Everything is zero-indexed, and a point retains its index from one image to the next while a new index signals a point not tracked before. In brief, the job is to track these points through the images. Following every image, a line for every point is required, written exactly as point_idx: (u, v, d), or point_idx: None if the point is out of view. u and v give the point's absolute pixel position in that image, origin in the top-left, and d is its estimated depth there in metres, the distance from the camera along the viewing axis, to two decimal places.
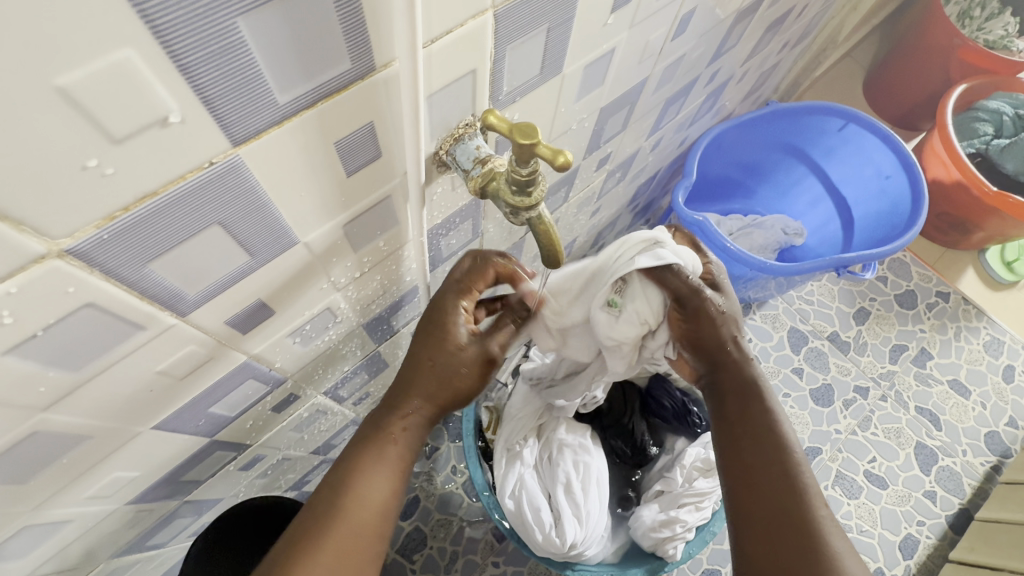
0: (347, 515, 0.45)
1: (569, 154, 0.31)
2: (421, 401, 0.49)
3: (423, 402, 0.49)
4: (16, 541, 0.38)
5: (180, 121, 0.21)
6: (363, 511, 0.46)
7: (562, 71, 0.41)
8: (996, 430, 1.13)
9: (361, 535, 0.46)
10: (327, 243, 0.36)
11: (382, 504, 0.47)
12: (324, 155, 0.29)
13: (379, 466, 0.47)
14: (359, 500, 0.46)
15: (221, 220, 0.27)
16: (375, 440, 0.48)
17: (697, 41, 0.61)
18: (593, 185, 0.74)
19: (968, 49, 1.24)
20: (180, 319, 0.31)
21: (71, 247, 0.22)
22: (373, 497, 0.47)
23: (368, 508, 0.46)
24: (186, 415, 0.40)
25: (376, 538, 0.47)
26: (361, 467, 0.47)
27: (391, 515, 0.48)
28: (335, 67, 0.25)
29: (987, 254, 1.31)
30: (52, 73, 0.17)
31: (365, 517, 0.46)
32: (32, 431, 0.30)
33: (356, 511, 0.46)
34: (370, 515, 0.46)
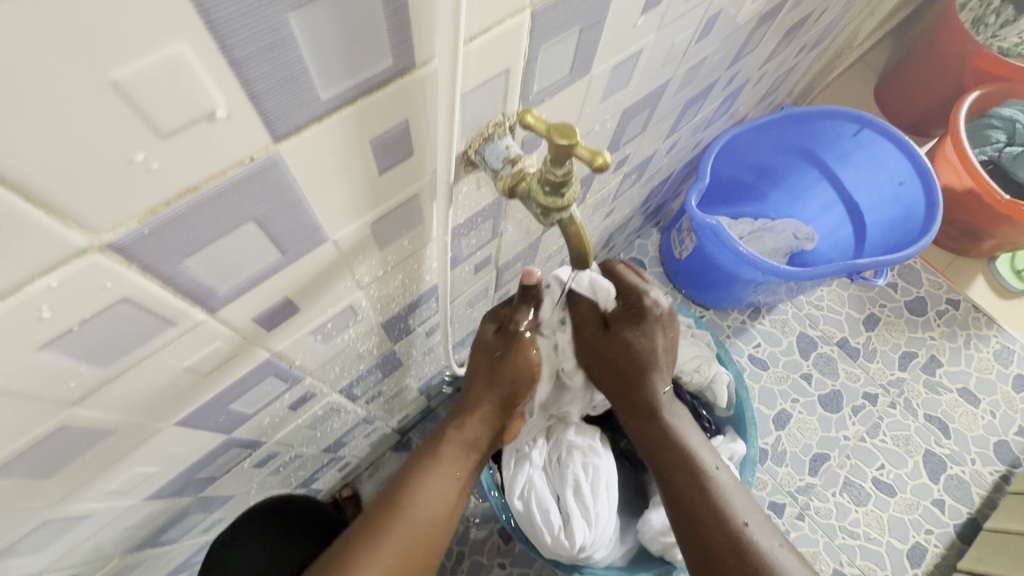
0: (410, 512, 0.51)
1: (607, 155, 0.31)
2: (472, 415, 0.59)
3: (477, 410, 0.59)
4: (37, 535, 0.38)
5: (226, 116, 0.21)
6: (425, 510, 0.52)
7: (590, 72, 0.41)
8: (1005, 440, 1.12)
9: (422, 532, 0.50)
10: (355, 241, 0.36)
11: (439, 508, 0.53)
12: (359, 153, 0.29)
13: (440, 470, 0.55)
14: (422, 496, 0.52)
15: (256, 217, 0.27)
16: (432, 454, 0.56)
17: (718, 45, 0.61)
18: (609, 187, 0.74)
19: (982, 56, 1.23)
20: (209, 315, 0.31)
21: (112, 241, 0.22)
22: (431, 502, 0.53)
23: (427, 511, 0.52)
24: (207, 411, 0.40)
25: (433, 537, 0.52)
26: (422, 470, 0.54)
27: (447, 520, 0.54)
28: (378, 63, 0.25)
29: (998, 262, 1.30)
30: (108, 66, 0.17)
31: (426, 513, 0.52)
32: (59, 426, 0.30)
33: (418, 504, 0.52)
34: (429, 513, 0.52)
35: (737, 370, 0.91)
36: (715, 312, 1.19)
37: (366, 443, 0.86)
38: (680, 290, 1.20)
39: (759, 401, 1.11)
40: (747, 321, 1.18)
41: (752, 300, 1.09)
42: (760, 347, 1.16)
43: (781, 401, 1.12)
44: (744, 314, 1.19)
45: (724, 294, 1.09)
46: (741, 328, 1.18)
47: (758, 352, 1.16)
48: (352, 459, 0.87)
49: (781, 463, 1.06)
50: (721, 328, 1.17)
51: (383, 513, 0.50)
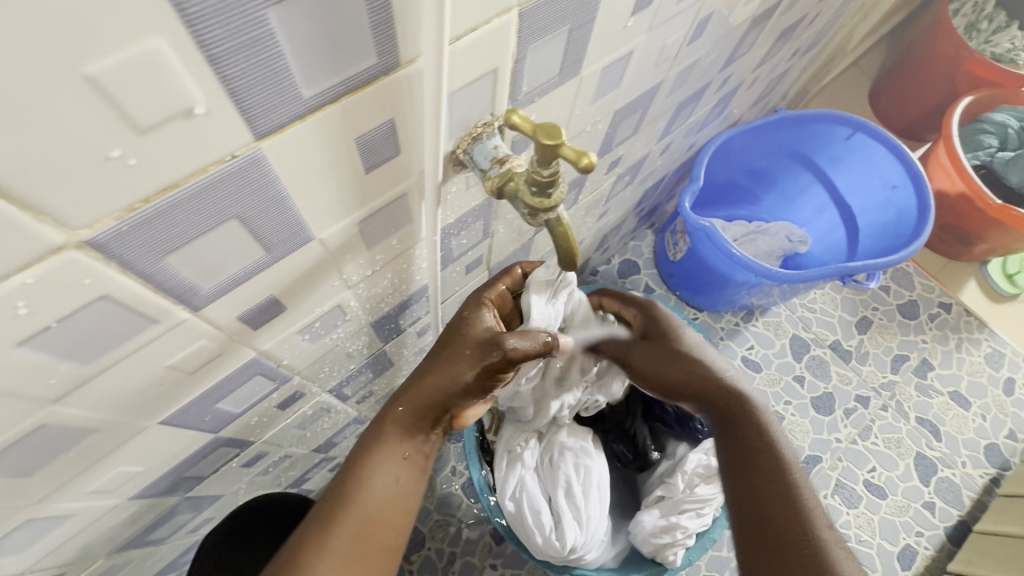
0: (359, 499, 0.48)
1: (593, 155, 0.31)
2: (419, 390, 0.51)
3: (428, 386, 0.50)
4: (20, 534, 0.38)
5: (205, 112, 0.21)
6: (376, 495, 0.49)
7: (580, 73, 0.41)
8: (995, 443, 1.13)
9: (374, 519, 0.48)
10: (342, 240, 0.36)
11: (390, 492, 0.49)
12: (344, 151, 0.28)
13: (386, 454, 0.50)
14: (368, 488, 0.48)
15: (239, 214, 0.27)
16: (376, 434, 0.51)
17: (710, 47, 0.61)
18: (602, 188, 0.74)
19: (975, 61, 1.24)
20: (193, 313, 0.30)
21: (89, 238, 0.22)
22: (379, 487, 0.49)
23: (376, 497, 0.48)
24: (193, 410, 0.40)
25: (386, 527, 0.48)
26: (365, 459, 0.49)
27: (402, 501, 0.50)
28: (362, 61, 0.25)
29: (989, 266, 1.31)
30: (80, 60, 0.17)
31: (373, 506, 0.48)
32: (41, 424, 0.29)
33: (363, 498, 0.48)
34: (378, 505, 0.48)
35: None
36: (708, 314, 1.19)
37: None
38: (674, 292, 1.20)
39: None
40: (740, 323, 1.19)
41: (744, 302, 1.09)
42: (753, 349, 1.17)
43: (773, 403, 1.12)
44: (738, 316, 1.19)
45: (717, 296, 1.10)
46: (735, 330, 1.18)
47: (751, 354, 1.16)
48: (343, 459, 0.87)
49: None
50: (714, 330, 1.17)
51: (330, 505, 0.47)
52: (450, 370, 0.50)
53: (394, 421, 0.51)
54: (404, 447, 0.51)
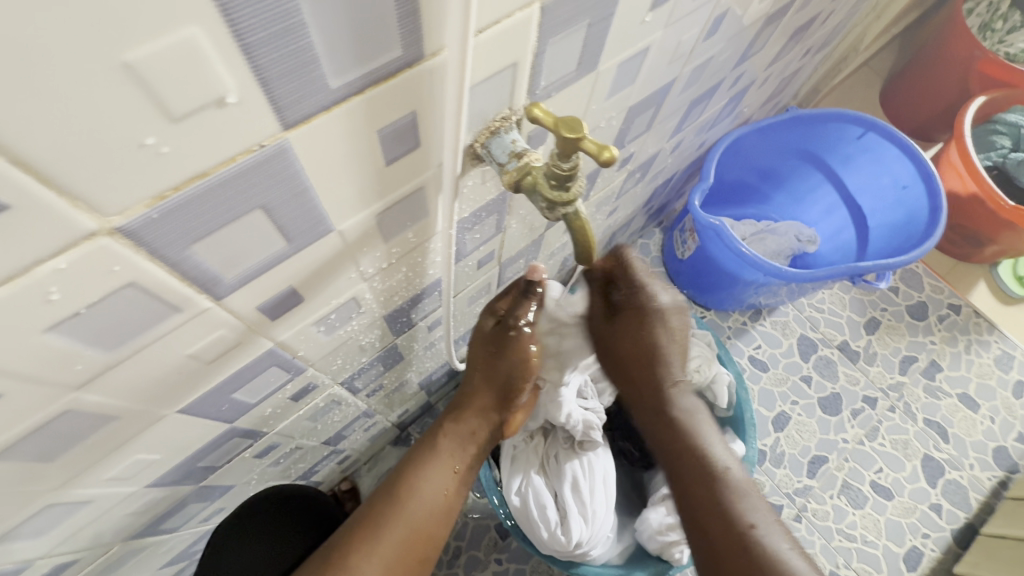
0: (410, 502, 0.52)
1: (614, 149, 0.31)
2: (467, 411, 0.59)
3: (477, 401, 0.59)
4: (40, 519, 0.38)
5: (236, 102, 0.21)
6: (426, 501, 0.53)
7: (597, 68, 0.41)
8: (1003, 446, 1.12)
9: (422, 522, 0.52)
10: (360, 233, 0.36)
11: (439, 502, 0.54)
12: (367, 143, 0.29)
13: (436, 464, 0.56)
14: (419, 493, 0.53)
15: (263, 205, 0.27)
16: (431, 445, 0.57)
17: (724, 45, 0.61)
18: (613, 184, 0.74)
19: (988, 62, 1.23)
20: (214, 302, 0.31)
21: (121, 225, 0.22)
22: (430, 495, 0.53)
23: (426, 505, 0.53)
24: (210, 400, 0.40)
25: (430, 535, 0.52)
26: (416, 467, 0.55)
27: (447, 512, 0.54)
28: (387, 53, 0.25)
29: (1000, 267, 1.30)
30: (120, 47, 0.17)
31: (419, 512, 0.52)
32: (65, 410, 0.30)
33: (411, 501, 0.52)
34: (425, 511, 0.52)
35: (737, 370, 0.92)
36: (716, 313, 1.19)
37: (366, 437, 0.87)
38: (681, 290, 1.20)
39: (758, 402, 1.12)
40: (748, 322, 1.18)
41: (752, 301, 1.09)
42: (760, 348, 1.16)
43: (780, 402, 1.12)
44: (745, 316, 1.19)
45: (725, 295, 1.10)
46: (742, 329, 1.18)
47: (758, 353, 1.16)
48: (352, 453, 0.88)
49: (779, 465, 1.06)
50: (721, 329, 1.17)
51: (385, 502, 0.52)
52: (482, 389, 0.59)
53: (447, 434, 0.58)
54: (453, 459, 0.57)
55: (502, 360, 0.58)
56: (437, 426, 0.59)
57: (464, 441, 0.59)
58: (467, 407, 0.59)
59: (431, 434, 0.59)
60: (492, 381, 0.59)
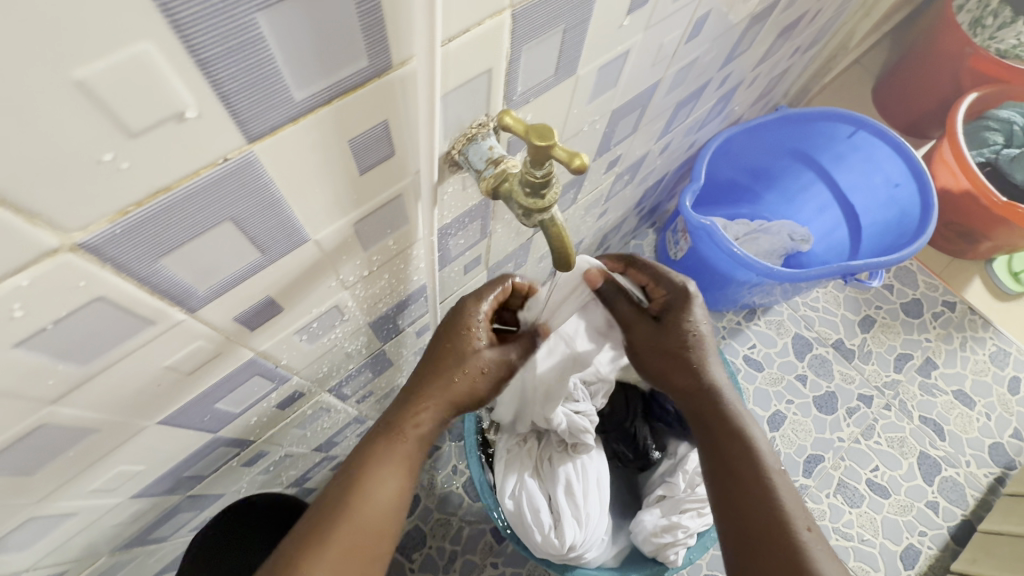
0: (358, 506, 0.50)
1: (586, 156, 0.31)
2: (426, 403, 0.54)
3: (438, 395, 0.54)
4: (22, 533, 0.38)
5: (196, 116, 0.21)
6: (376, 503, 0.51)
7: (576, 72, 0.41)
8: (1000, 442, 1.12)
9: (372, 525, 0.50)
10: (338, 242, 0.36)
11: (390, 503, 0.52)
12: (338, 154, 0.29)
13: (391, 464, 0.53)
14: (371, 498, 0.51)
15: (232, 216, 0.27)
16: (385, 442, 0.53)
17: (709, 45, 0.61)
18: (602, 187, 0.74)
19: (979, 58, 1.23)
20: (189, 315, 0.31)
21: (84, 241, 0.22)
22: (381, 497, 0.51)
23: (375, 508, 0.51)
24: (192, 410, 0.40)
25: (381, 536, 0.51)
26: (368, 469, 0.52)
27: (398, 512, 0.53)
28: (353, 64, 0.25)
29: (994, 263, 1.30)
30: (70, 66, 0.17)
31: (370, 517, 0.50)
32: (39, 425, 0.30)
33: (362, 507, 0.50)
34: (377, 513, 0.51)
35: (730, 371, 0.92)
36: (710, 313, 1.19)
37: None
38: None
39: (754, 402, 1.11)
40: (742, 322, 1.18)
41: (746, 301, 1.08)
42: (755, 348, 1.16)
43: (775, 402, 1.12)
44: (739, 315, 1.19)
45: (719, 295, 1.10)
46: (736, 329, 1.18)
47: (753, 352, 1.16)
48: (345, 458, 0.87)
49: None
50: (716, 329, 1.17)
51: (333, 507, 0.50)
52: (446, 382, 0.54)
53: (403, 431, 0.54)
54: (410, 459, 0.54)
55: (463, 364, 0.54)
56: (393, 418, 0.55)
57: (420, 437, 0.55)
58: (427, 399, 0.54)
59: (387, 428, 0.54)
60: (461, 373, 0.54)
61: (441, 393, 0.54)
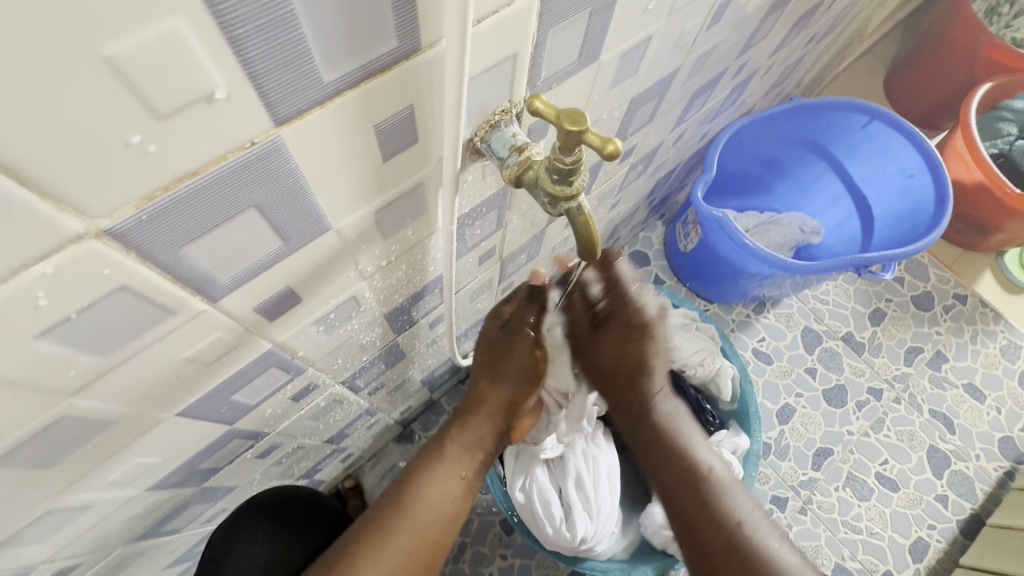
0: (414, 509, 0.52)
1: (618, 142, 0.30)
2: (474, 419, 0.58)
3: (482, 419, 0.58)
4: (39, 525, 0.38)
5: (225, 98, 0.20)
6: (431, 508, 0.53)
7: (599, 58, 0.40)
8: (1010, 436, 1.12)
9: (427, 528, 0.52)
10: (358, 230, 0.35)
11: (444, 509, 0.54)
12: (363, 140, 0.28)
13: (442, 469, 0.55)
14: (423, 501, 0.53)
15: (257, 204, 0.26)
16: (438, 451, 0.57)
17: (728, 33, 0.59)
18: (615, 177, 0.73)
19: (995, 47, 1.21)
20: (210, 305, 0.30)
21: (108, 228, 0.21)
22: (435, 502, 0.54)
23: (430, 512, 0.53)
24: (209, 402, 0.40)
25: (437, 540, 0.53)
26: (423, 473, 0.55)
27: (450, 519, 0.54)
28: (382, 45, 0.24)
29: (1006, 256, 1.28)
30: (100, 41, 0.16)
31: (423, 523, 0.52)
32: (59, 416, 0.29)
33: (413, 508, 0.52)
34: (430, 517, 0.53)
35: (741, 363, 0.91)
36: (719, 305, 1.18)
37: (369, 435, 0.86)
38: (685, 283, 1.19)
39: (763, 395, 1.11)
40: (752, 315, 1.17)
41: (756, 294, 1.08)
42: (764, 341, 1.15)
43: (785, 395, 1.11)
44: (749, 308, 1.18)
45: (729, 287, 1.09)
46: (746, 322, 1.17)
47: (763, 345, 1.15)
48: (355, 450, 0.87)
49: (784, 458, 1.06)
50: (725, 322, 1.17)
51: (388, 511, 0.52)
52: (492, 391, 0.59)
53: (454, 440, 0.57)
54: (460, 465, 0.57)
55: (508, 362, 0.58)
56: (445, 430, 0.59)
57: (472, 446, 0.58)
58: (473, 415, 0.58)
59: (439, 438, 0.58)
60: (504, 381, 0.59)
61: (483, 407, 0.59)
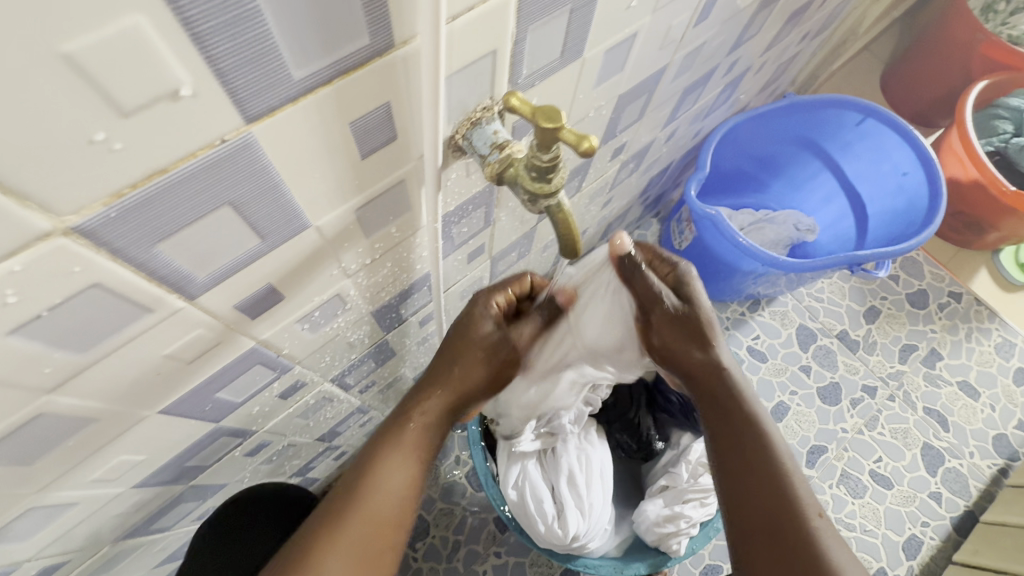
0: (370, 496, 0.50)
1: (594, 139, 0.30)
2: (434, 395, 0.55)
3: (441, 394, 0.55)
4: (24, 521, 0.38)
5: (191, 95, 0.20)
6: (388, 493, 0.51)
7: (582, 55, 0.40)
8: (1004, 433, 1.12)
9: (385, 512, 0.51)
10: (339, 228, 0.35)
11: (402, 492, 0.52)
12: (340, 137, 0.28)
13: (399, 452, 0.53)
14: (380, 486, 0.51)
15: (232, 201, 0.26)
16: (396, 431, 0.54)
17: (718, 30, 0.59)
18: (607, 174, 0.73)
19: (991, 45, 1.21)
20: (188, 302, 0.30)
21: (77, 225, 0.21)
22: (393, 486, 0.52)
23: (387, 497, 0.51)
24: (193, 399, 0.40)
25: (397, 523, 0.51)
26: (381, 457, 0.52)
27: (411, 501, 0.53)
28: (354, 42, 0.24)
29: (1002, 254, 1.28)
30: (58, 37, 0.16)
31: (382, 508, 0.51)
32: (36, 414, 0.29)
33: (371, 494, 0.50)
34: (388, 501, 0.51)
35: None
36: (713, 303, 1.18)
37: (362, 433, 0.86)
38: None
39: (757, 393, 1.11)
40: (746, 313, 1.17)
41: (750, 292, 1.08)
42: (759, 339, 1.15)
43: (779, 393, 1.11)
44: (744, 306, 1.18)
45: (723, 286, 1.09)
46: (741, 320, 1.17)
47: (757, 343, 1.15)
48: (348, 449, 0.87)
49: None
50: (719, 320, 1.16)
51: (343, 499, 0.50)
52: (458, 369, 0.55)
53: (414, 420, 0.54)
54: (419, 447, 0.54)
55: (471, 342, 0.55)
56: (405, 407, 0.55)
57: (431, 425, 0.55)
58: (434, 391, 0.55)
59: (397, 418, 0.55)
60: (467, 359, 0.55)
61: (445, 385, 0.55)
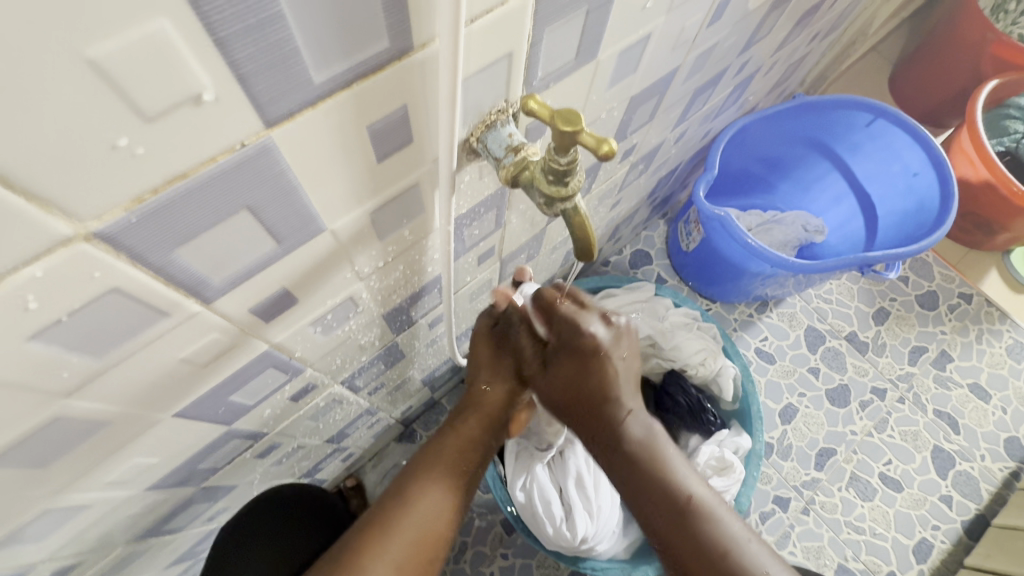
0: (413, 508, 0.51)
1: (613, 142, 0.30)
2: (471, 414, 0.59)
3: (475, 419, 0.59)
4: (38, 524, 0.38)
5: (213, 99, 0.20)
6: (430, 507, 0.52)
7: (596, 57, 0.40)
8: (1015, 436, 1.11)
9: (428, 526, 0.51)
10: (354, 231, 0.35)
11: (443, 507, 0.53)
12: (357, 141, 0.28)
13: (440, 468, 0.54)
14: (422, 498, 0.52)
15: (249, 204, 0.26)
16: (435, 449, 0.56)
17: (729, 30, 0.59)
18: (616, 176, 0.73)
19: (1002, 45, 1.20)
20: (204, 306, 0.30)
21: (99, 230, 0.21)
22: (434, 501, 0.52)
23: (430, 511, 0.52)
24: (208, 402, 0.40)
25: (438, 538, 0.51)
26: (423, 472, 0.54)
27: (452, 518, 0.53)
28: (373, 46, 0.24)
29: (1013, 255, 1.27)
30: (84, 43, 0.16)
31: (425, 521, 0.51)
32: (53, 417, 0.29)
33: (414, 505, 0.51)
34: (431, 517, 0.51)
35: (743, 363, 0.90)
36: (721, 305, 1.17)
37: (370, 434, 0.86)
38: (687, 282, 1.18)
39: (765, 395, 1.10)
40: (754, 314, 1.17)
41: (759, 293, 1.07)
42: (767, 340, 1.15)
43: (787, 395, 1.11)
44: (752, 307, 1.17)
45: (731, 287, 1.08)
46: (749, 321, 1.16)
47: (765, 345, 1.14)
48: (355, 451, 0.87)
49: (786, 458, 1.05)
50: (727, 321, 1.16)
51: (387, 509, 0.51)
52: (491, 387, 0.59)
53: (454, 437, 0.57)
54: (460, 465, 0.56)
55: (503, 360, 0.59)
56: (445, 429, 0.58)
57: (472, 444, 0.58)
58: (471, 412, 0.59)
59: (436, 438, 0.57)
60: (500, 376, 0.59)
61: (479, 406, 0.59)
